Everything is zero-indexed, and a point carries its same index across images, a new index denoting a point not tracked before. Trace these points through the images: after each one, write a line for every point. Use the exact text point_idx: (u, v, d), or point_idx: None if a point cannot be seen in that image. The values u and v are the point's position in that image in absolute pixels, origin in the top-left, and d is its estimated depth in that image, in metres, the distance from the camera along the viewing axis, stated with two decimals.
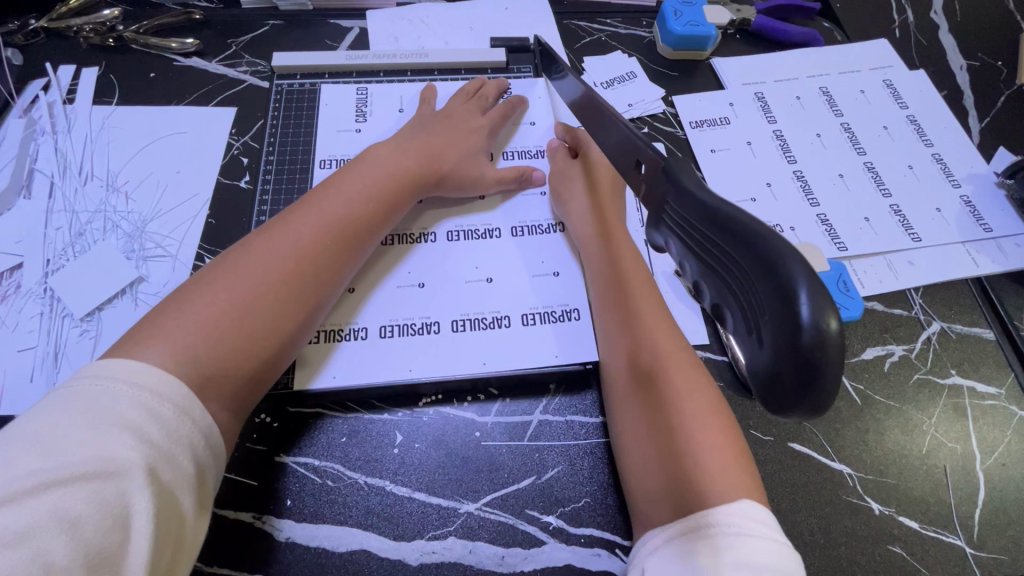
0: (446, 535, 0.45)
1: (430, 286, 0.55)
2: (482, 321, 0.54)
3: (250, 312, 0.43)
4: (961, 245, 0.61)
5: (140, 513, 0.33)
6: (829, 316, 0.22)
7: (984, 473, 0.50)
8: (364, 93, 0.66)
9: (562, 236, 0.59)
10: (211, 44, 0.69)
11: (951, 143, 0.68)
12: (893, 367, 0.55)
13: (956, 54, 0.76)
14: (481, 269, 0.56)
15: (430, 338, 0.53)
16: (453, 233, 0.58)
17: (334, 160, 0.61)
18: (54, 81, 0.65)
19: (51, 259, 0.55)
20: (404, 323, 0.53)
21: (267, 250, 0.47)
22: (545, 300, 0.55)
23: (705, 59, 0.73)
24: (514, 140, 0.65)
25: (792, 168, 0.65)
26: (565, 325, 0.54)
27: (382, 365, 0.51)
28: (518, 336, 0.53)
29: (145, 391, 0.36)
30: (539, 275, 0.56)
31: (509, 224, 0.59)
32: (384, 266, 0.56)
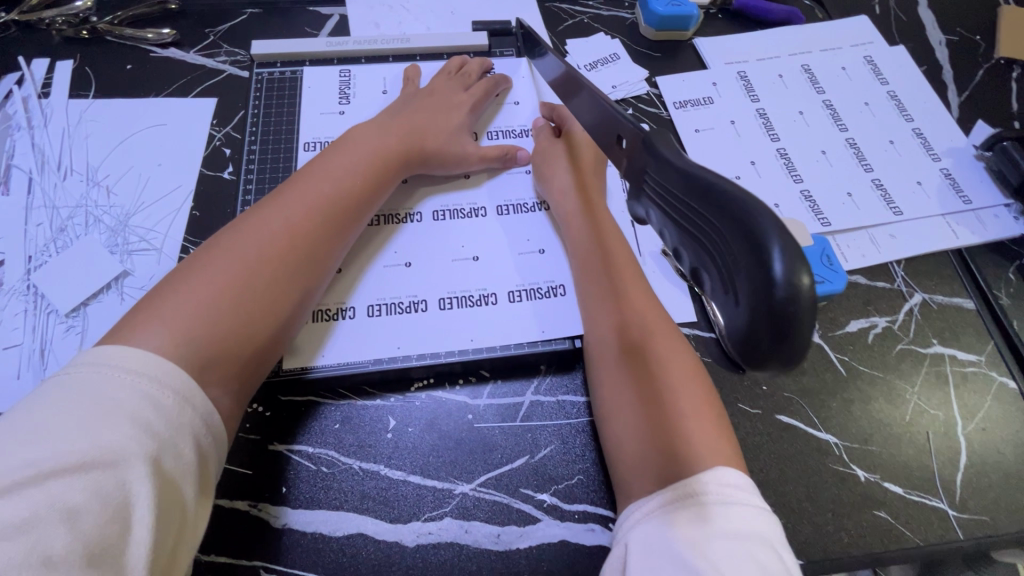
0: (442, 516, 0.46)
1: (417, 265, 0.55)
2: (470, 298, 0.54)
3: (245, 293, 0.43)
4: (941, 217, 0.62)
5: (140, 502, 0.33)
6: (801, 271, 0.22)
7: (965, 438, 0.52)
8: (347, 76, 0.65)
9: (547, 213, 0.59)
10: (188, 34, 0.68)
11: (931, 117, 0.69)
12: (876, 338, 0.56)
13: (935, 29, 0.77)
14: (468, 248, 0.56)
15: (418, 316, 0.53)
16: (439, 212, 0.58)
17: (318, 143, 0.61)
18: (28, 75, 0.64)
19: (33, 256, 0.54)
20: (392, 302, 0.53)
21: (257, 231, 0.46)
22: (532, 277, 0.55)
23: (688, 40, 0.73)
24: (498, 120, 0.65)
25: (776, 145, 0.66)
26: (552, 301, 0.54)
27: (372, 344, 0.51)
28: (506, 315, 0.53)
29: (146, 379, 0.36)
30: (525, 254, 0.57)
31: (494, 204, 0.59)
32: (371, 250, 0.56)
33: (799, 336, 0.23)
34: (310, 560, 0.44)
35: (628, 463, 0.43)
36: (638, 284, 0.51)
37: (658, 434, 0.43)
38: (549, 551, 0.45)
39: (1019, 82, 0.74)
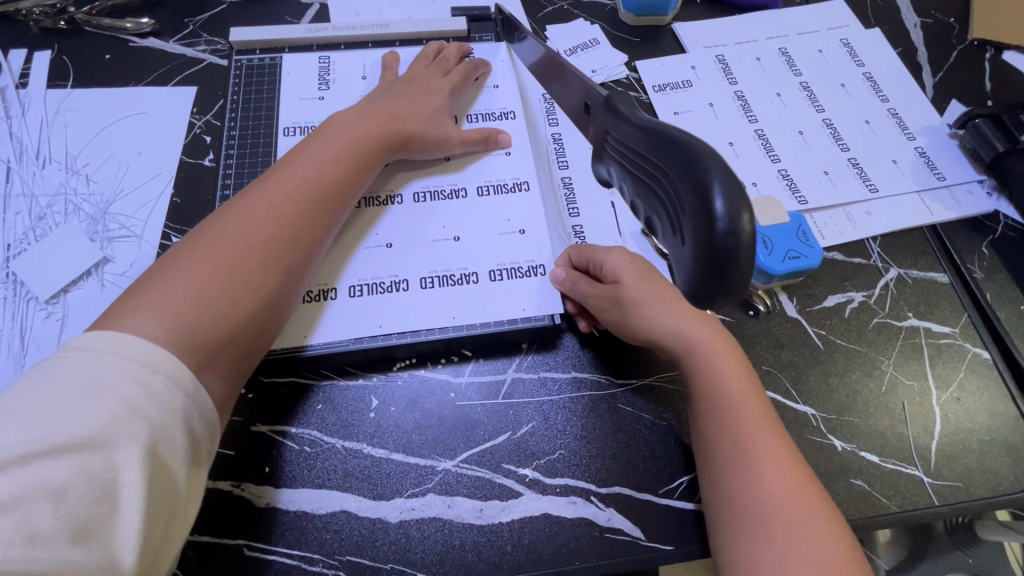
0: (425, 492, 0.46)
1: (399, 245, 0.56)
2: (451, 278, 0.54)
3: (234, 279, 0.43)
4: (917, 194, 0.63)
5: (130, 485, 0.33)
6: (741, 210, 0.24)
7: (939, 408, 0.53)
8: (327, 62, 0.65)
9: (527, 194, 0.59)
10: (167, 24, 0.68)
11: (907, 97, 0.70)
12: (853, 312, 0.57)
13: (910, 12, 0.78)
14: (448, 229, 0.57)
15: (399, 295, 0.53)
16: (420, 194, 0.59)
17: (298, 128, 0.61)
18: (5, 66, 0.63)
19: (12, 245, 0.54)
20: (373, 282, 0.54)
21: (243, 218, 0.46)
22: (512, 258, 0.56)
23: (667, 25, 0.74)
24: (478, 104, 0.65)
25: (754, 126, 0.66)
26: (532, 280, 0.55)
27: (353, 322, 0.52)
28: (486, 293, 0.54)
29: (137, 363, 0.36)
30: (505, 234, 0.57)
31: (475, 185, 0.59)
32: (351, 232, 0.56)
33: (737, 270, 0.25)
34: (294, 537, 0.44)
35: (762, 544, 0.41)
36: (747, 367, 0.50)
37: (806, 522, 0.42)
38: (532, 525, 0.46)
39: (992, 62, 0.75)
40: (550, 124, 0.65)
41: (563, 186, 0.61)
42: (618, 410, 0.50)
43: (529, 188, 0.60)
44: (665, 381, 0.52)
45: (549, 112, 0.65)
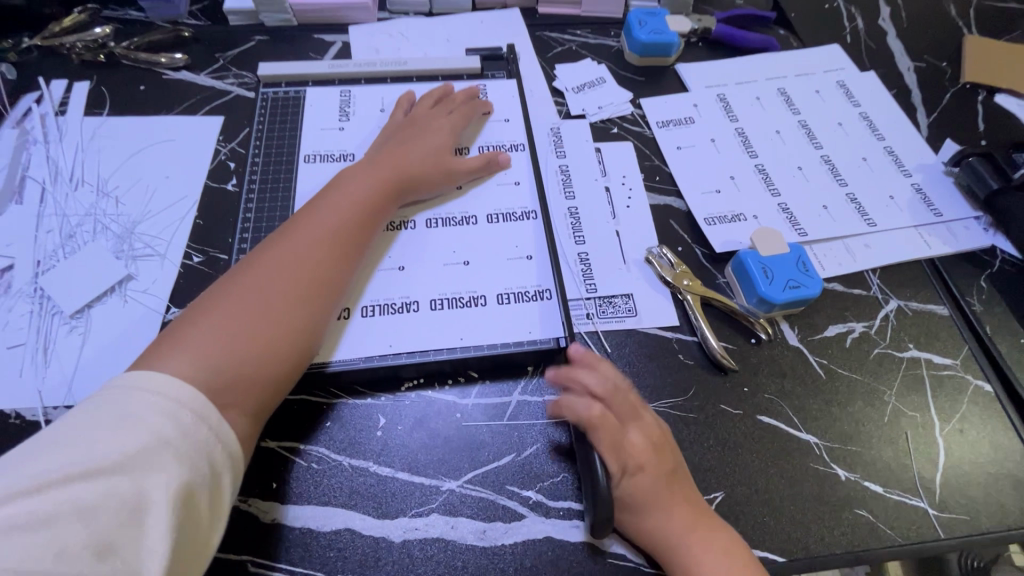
0: (429, 512, 0.47)
1: (410, 269, 0.58)
2: (459, 300, 0.56)
3: (259, 322, 0.45)
4: (914, 229, 0.65)
5: (156, 509, 0.34)
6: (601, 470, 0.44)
7: (943, 439, 0.53)
8: (347, 95, 0.69)
9: (536, 221, 0.62)
10: (199, 59, 0.72)
11: (903, 137, 0.72)
12: (854, 342, 0.58)
13: (903, 57, 0.82)
14: (459, 253, 0.59)
15: (409, 315, 0.55)
16: (432, 220, 0.61)
17: (318, 155, 0.64)
18: (46, 94, 0.67)
19: (41, 260, 0.56)
20: (385, 302, 0.55)
21: (270, 263, 0.49)
22: (519, 282, 0.58)
23: (671, 65, 0.78)
24: (486, 137, 0.68)
25: (755, 161, 0.69)
26: (538, 303, 0.56)
27: (363, 341, 0.53)
28: (493, 315, 0.55)
29: (167, 398, 0.38)
30: (513, 259, 0.59)
31: (485, 212, 0.62)
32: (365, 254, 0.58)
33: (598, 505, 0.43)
34: (298, 554, 0.45)
35: None
36: (740, 541, 0.45)
37: None
38: (534, 548, 0.46)
39: (985, 104, 0.78)
40: (558, 156, 0.68)
41: (570, 215, 0.63)
42: None
43: (537, 217, 0.62)
44: (669, 407, 0.53)
45: (556, 146, 0.68)
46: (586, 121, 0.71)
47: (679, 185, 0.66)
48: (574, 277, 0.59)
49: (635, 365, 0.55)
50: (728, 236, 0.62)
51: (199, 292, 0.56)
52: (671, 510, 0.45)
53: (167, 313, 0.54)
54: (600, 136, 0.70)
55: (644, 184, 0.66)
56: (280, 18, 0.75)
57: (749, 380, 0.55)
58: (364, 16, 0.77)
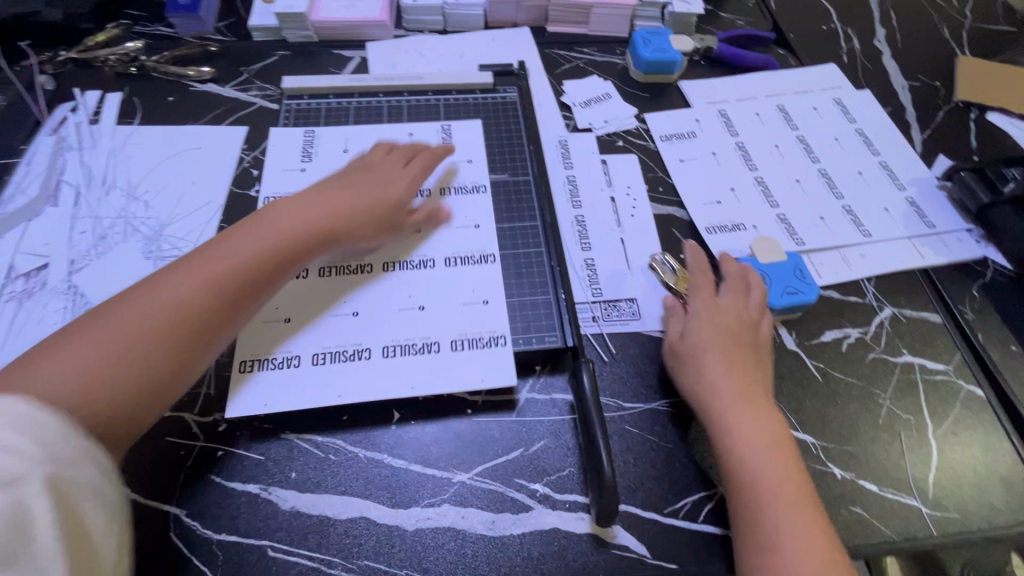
0: (440, 503, 0.49)
1: (364, 313, 0.56)
2: (414, 346, 0.54)
3: (122, 364, 0.42)
4: (909, 240, 0.67)
5: (39, 518, 0.33)
6: (603, 458, 0.47)
7: (935, 441, 0.55)
8: (311, 136, 0.67)
9: (493, 265, 0.59)
10: (224, 72, 0.76)
11: (897, 152, 0.75)
12: (850, 347, 0.60)
13: (898, 76, 0.85)
14: (414, 297, 0.57)
15: (361, 363, 0.53)
16: (389, 263, 0.59)
17: (276, 198, 0.62)
18: (81, 104, 0.71)
19: (75, 260, 0.59)
20: (337, 350, 0.54)
21: (157, 295, 0.45)
22: (473, 327, 0.55)
23: (674, 82, 0.81)
24: (452, 177, 0.65)
25: (754, 174, 0.72)
26: (492, 351, 0.54)
27: (313, 391, 0.52)
28: (448, 363, 0.53)
29: (32, 408, 0.35)
30: (469, 304, 0.57)
31: (443, 255, 0.59)
32: (316, 299, 0.56)
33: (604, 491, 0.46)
34: (316, 540, 0.47)
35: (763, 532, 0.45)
36: (791, 443, 0.50)
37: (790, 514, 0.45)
38: (542, 539, 0.48)
39: (977, 122, 0.81)
40: (565, 168, 0.71)
41: (576, 223, 0.66)
42: (624, 432, 0.53)
43: (497, 260, 0.59)
44: (672, 406, 0.55)
45: (564, 157, 0.71)
46: (593, 134, 0.74)
47: (681, 196, 0.69)
48: (581, 282, 0.61)
49: (639, 366, 0.57)
50: (728, 245, 0.65)
51: None
52: (733, 377, 0.52)
53: None
54: (605, 148, 0.73)
55: (648, 195, 0.69)
56: (301, 34, 0.79)
57: None
58: (381, 33, 0.81)
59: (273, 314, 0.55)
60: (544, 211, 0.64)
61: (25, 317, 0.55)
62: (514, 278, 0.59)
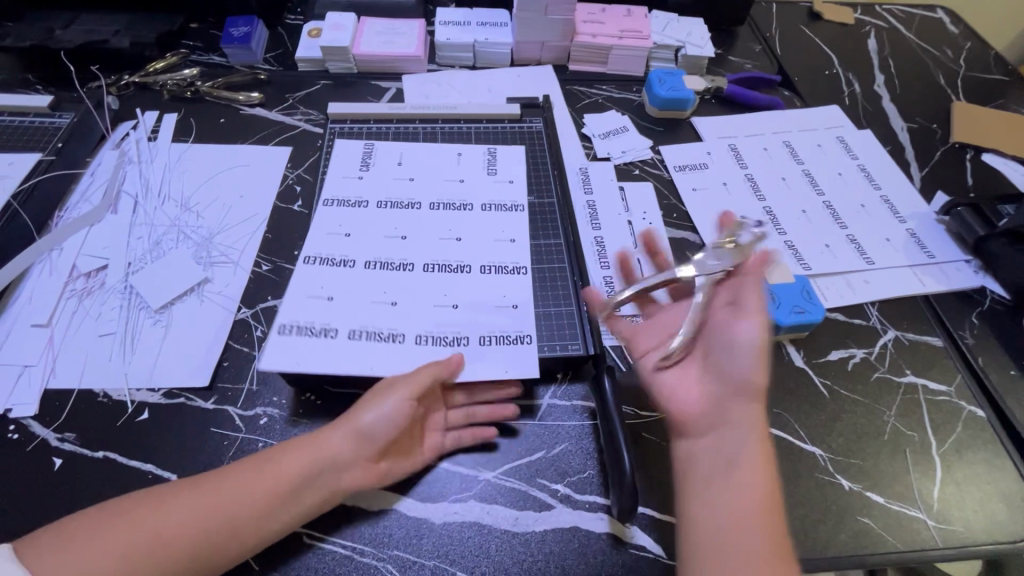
0: (466, 499, 0.51)
1: (402, 303, 0.59)
2: (443, 338, 0.57)
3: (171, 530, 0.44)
4: (909, 268, 0.71)
5: None
6: (623, 456, 0.50)
7: (940, 457, 0.57)
8: (370, 148, 0.73)
9: (525, 276, 0.63)
10: (272, 98, 0.83)
11: (897, 187, 0.80)
12: (855, 366, 0.63)
13: (897, 118, 0.91)
14: (449, 296, 0.60)
15: (395, 345, 0.56)
16: (429, 265, 0.62)
17: (336, 200, 0.67)
18: (141, 122, 0.77)
19: (132, 263, 0.64)
20: (372, 330, 0.56)
21: (243, 478, 0.47)
22: (500, 326, 0.58)
23: (686, 118, 0.87)
24: (491, 194, 0.70)
25: (762, 204, 0.76)
26: (516, 347, 0.57)
27: (345, 360, 0.54)
28: (473, 354, 0.56)
29: None
30: (498, 306, 0.60)
31: (479, 262, 0.63)
32: (362, 288, 0.59)
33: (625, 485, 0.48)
34: (347, 530, 0.49)
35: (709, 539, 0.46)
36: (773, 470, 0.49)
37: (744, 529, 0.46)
38: (562, 536, 0.50)
39: (973, 162, 0.86)
40: (586, 193, 0.76)
41: (596, 244, 0.70)
42: (641, 439, 0.56)
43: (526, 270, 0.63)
44: None
45: (584, 183, 0.77)
46: (611, 163, 0.79)
47: (694, 222, 0.74)
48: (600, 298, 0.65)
49: None
50: None
51: (268, 296, 0.63)
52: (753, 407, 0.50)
53: (238, 313, 0.61)
54: (623, 176, 0.79)
55: (663, 220, 0.74)
56: (344, 66, 0.86)
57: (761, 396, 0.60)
58: (416, 67, 0.88)
59: (319, 294, 0.58)
60: (567, 230, 0.68)
61: (83, 313, 0.60)
62: (539, 291, 0.63)
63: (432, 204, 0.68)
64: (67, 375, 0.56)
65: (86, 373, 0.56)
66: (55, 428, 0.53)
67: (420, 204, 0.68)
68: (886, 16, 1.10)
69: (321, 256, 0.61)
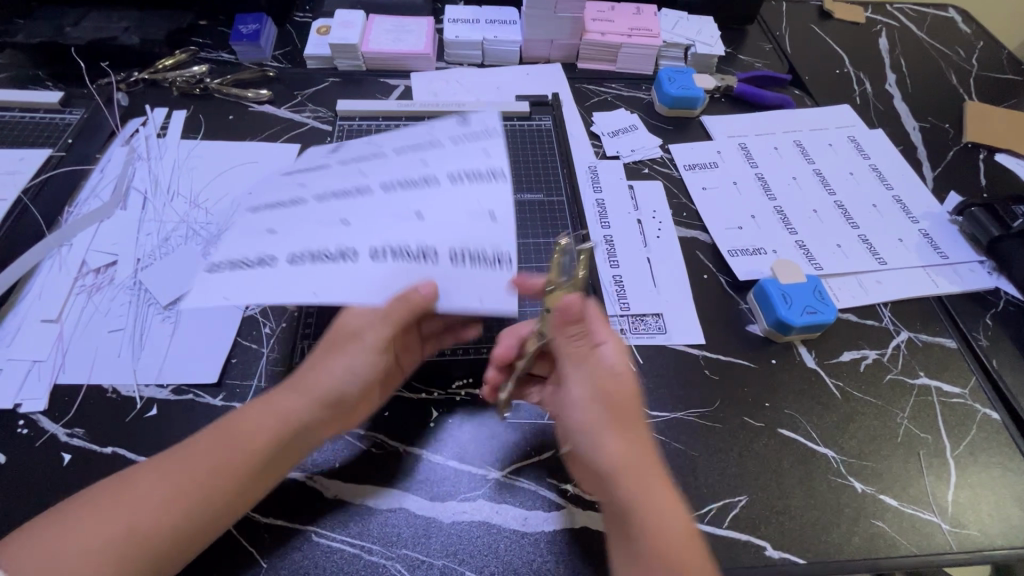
0: (476, 498, 0.51)
1: (356, 222, 0.50)
2: (407, 254, 0.49)
3: (156, 505, 0.42)
4: (922, 269, 0.71)
5: None
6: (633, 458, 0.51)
7: (954, 460, 0.57)
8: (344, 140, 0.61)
9: (502, 184, 0.54)
10: (280, 95, 0.83)
11: (909, 187, 0.79)
12: (867, 368, 0.62)
13: (909, 117, 0.90)
14: (412, 209, 0.51)
15: (348, 265, 0.47)
16: (390, 184, 0.53)
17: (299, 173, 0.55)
18: (150, 119, 0.77)
19: (141, 259, 0.64)
20: (318, 251, 0.48)
21: (218, 441, 0.45)
22: (475, 240, 0.50)
23: (696, 117, 0.86)
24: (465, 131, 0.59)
25: (773, 204, 0.76)
26: (490, 262, 0.49)
27: (288, 288, 0.46)
28: (443, 273, 0.48)
29: None
30: (470, 217, 0.51)
31: (445, 175, 0.54)
32: (313, 219, 0.50)
33: None
34: (356, 528, 0.49)
35: None
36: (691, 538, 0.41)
37: None
38: (573, 536, 0.50)
39: (987, 162, 0.85)
40: (595, 191, 0.75)
41: (605, 242, 0.70)
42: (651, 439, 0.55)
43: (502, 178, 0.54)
44: (696, 417, 0.57)
45: (593, 182, 0.76)
46: (620, 162, 0.79)
47: (704, 220, 0.73)
48: (609, 297, 0.65)
49: (663, 378, 0.60)
50: (750, 267, 0.68)
51: None
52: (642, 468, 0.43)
53: (246, 309, 0.61)
54: (632, 175, 0.78)
55: (673, 219, 0.73)
56: (352, 63, 0.86)
57: (771, 396, 0.59)
58: (425, 64, 0.87)
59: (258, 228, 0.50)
60: (576, 228, 0.68)
61: (93, 309, 0.60)
62: None
63: (398, 147, 0.57)
64: (76, 370, 0.56)
65: (95, 368, 0.56)
66: (65, 424, 0.53)
67: (384, 150, 0.57)
68: (897, 15, 1.09)
69: (268, 202, 0.52)
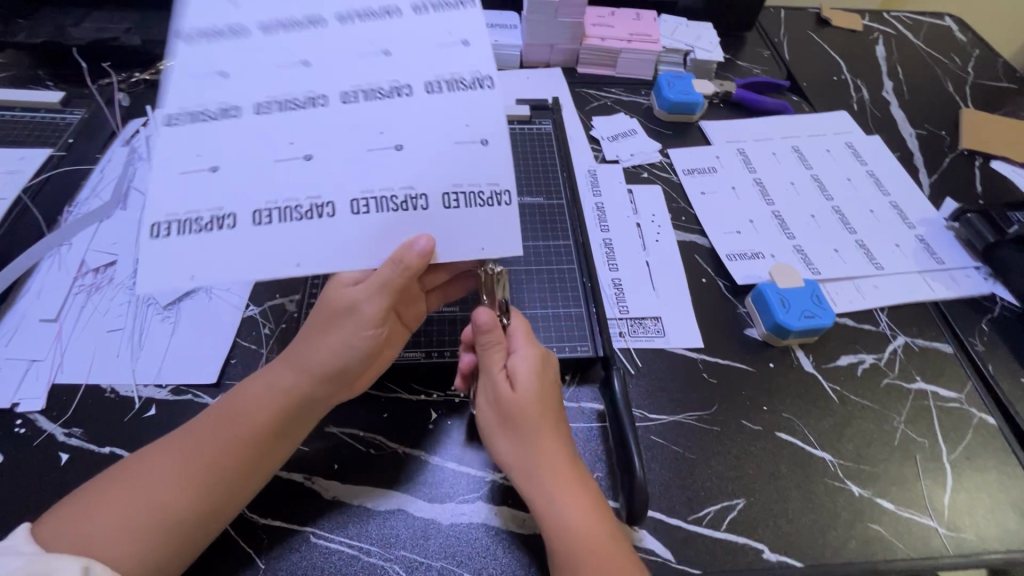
0: (474, 500, 0.51)
1: (317, 156, 0.44)
2: (392, 199, 0.44)
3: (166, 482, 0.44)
4: (918, 274, 0.71)
5: None
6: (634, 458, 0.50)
7: (950, 464, 0.57)
8: None
9: (492, 90, 0.46)
10: None
11: (905, 193, 0.80)
12: (864, 372, 0.63)
13: (906, 124, 0.91)
14: (387, 133, 0.44)
15: (323, 221, 0.43)
16: (350, 92, 0.45)
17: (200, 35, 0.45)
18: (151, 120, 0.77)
19: None
20: (286, 204, 0.43)
21: (220, 422, 0.47)
22: (470, 176, 0.45)
23: (695, 122, 0.87)
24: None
25: (771, 209, 0.76)
26: (491, 208, 0.45)
27: (259, 259, 0.42)
28: (438, 220, 0.44)
29: None
30: (461, 142, 0.45)
31: (422, 78, 0.45)
32: (260, 143, 0.43)
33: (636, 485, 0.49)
34: (355, 530, 0.49)
35: None
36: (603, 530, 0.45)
37: None
38: None
39: (982, 169, 0.86)
40: (595, 196, 0.76)
41: (604, 245, 0.70)
42: (649, 441, 0.56)
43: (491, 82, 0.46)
44: (694, 419, 0.57)
45: (593, 186, 0.77)
46: (620, 166, 0.79)
47: (703, 225, 0.74)
48: (609, 300, 0.65)
49: (661, 381, 0.60)
50: (748, 271, 0.69)
51: (276, 293, 0.63)
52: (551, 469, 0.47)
53: (246, 310, 0.61)
54: (631, 179, 0.79)
55: (672, 223, 0.74)
56: None
57: (769, 400, 0.60)
58: None
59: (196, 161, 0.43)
60: (576, 231, 0.68)
61: (92, 309, 0.60)
62: (548, 293, 0.63)
63: (341, 12, 0.47)
64: (75, 370, 0.55)
65: (94, 369, 0.56)
66: (62, 424, 0.52)
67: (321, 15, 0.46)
68: (894, 22, 1.10)
69: (188, 110, 0.43)
